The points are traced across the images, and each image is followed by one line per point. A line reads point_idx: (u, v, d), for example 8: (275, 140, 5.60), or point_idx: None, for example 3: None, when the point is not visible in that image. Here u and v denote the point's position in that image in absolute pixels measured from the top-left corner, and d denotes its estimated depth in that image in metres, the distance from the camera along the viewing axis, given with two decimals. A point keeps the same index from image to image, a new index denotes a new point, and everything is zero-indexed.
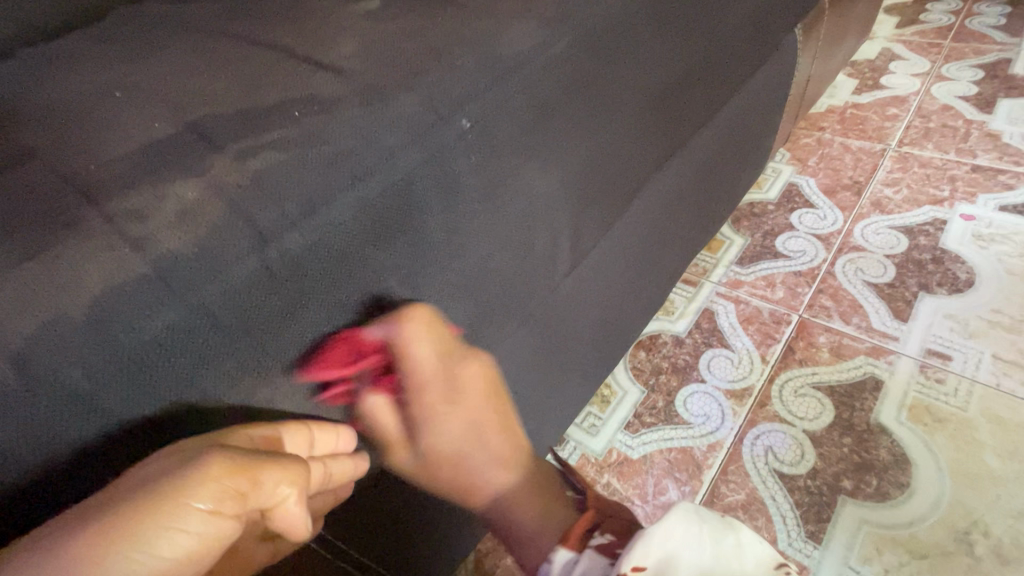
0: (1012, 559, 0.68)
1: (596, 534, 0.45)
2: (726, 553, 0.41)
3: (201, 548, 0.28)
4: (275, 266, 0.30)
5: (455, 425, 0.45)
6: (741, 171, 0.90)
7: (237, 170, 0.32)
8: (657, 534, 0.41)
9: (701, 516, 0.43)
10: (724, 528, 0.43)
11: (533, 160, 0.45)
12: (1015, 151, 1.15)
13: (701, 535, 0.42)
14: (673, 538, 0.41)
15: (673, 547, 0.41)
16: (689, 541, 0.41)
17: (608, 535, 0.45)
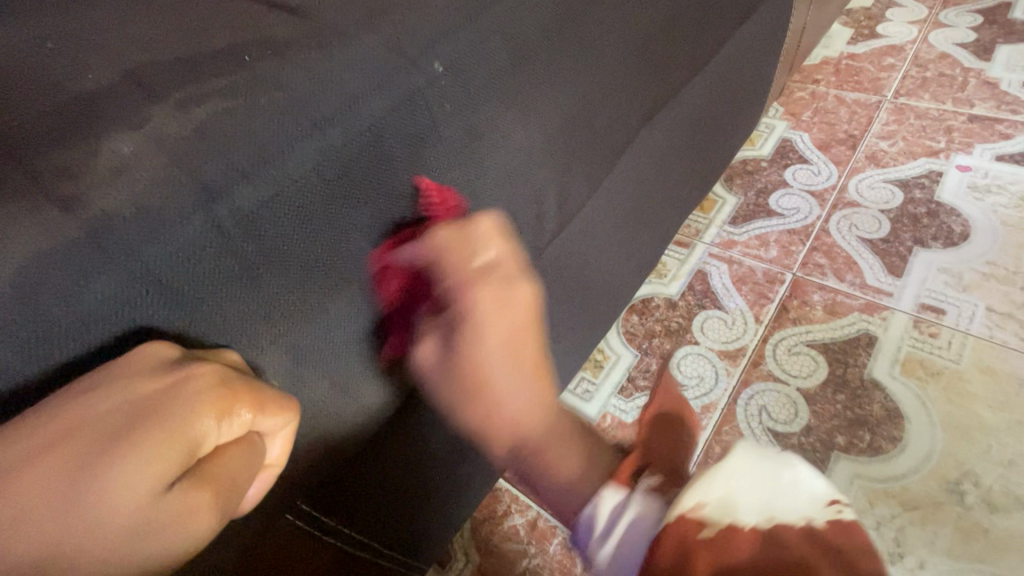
0: (1002, 506, 0.69)
1: (644, 478, 0.45)
2: (781, 488, 0.39)
3: (153, 490, 0.25)
4: (227, 224, 0.29)
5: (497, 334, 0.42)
6: (736, 124, 0.87)
7: (181, 120, 0.30)
8: (713, 477, 0.40)
9: (762, 454, 0.42)
10: (781, 464, 0.41)
11: (512, 107, 0.42)
12: (1013, 99, 1.12)
13: (763, 475, 0.40)
14: (732, 480, 0.40)
15: (730, 486, 0.39)
16: (745, 481, 0.40)
17: (653, 480, 0.45)
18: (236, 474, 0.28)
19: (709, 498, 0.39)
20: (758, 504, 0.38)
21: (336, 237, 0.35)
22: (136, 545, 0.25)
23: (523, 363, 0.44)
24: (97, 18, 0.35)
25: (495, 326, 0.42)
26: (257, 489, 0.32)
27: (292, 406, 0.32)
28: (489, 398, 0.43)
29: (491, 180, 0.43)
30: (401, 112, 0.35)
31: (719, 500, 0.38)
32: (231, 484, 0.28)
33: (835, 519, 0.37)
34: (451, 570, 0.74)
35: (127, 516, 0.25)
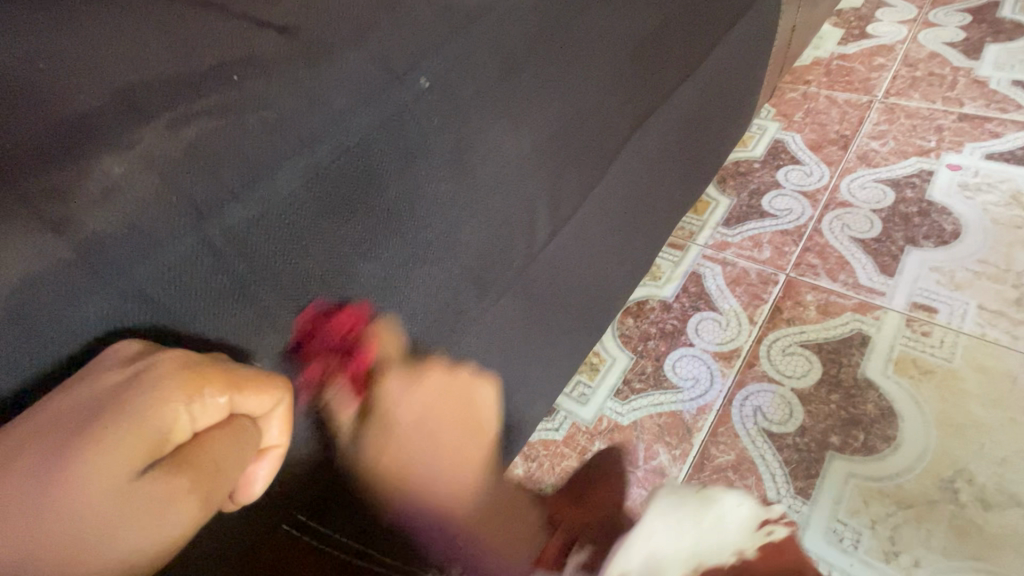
0: (995, 504, 0.70)
1: (574, 553, 0.46)
2: (705, 529, 0.42)
3: (126, 479, 0.25)
4: (217, 243, 0.30)
5: (416, 410, 0.45)
6: (727, 127, 0.88)
7: (171, 140, 0.30)
8: (636, 539, 0.41)
9: (680, 500, 0.45)
10: (702, 506, 0.44)
11: (500, 118, 0.43)
12: (1002, 98, 1.13)
13: (685, 522, 0.43)
14: (655, 536, 0.41)
15: (653, 543, 0.41)
16: (672, 528, 0.42)
17: (585, 552, 0.45)
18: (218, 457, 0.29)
19: (637, 557, 0.40)
20: (686, 550, 0.41)
21: (326, 252, 0.35)
22: (113, 536, 0.25)
23: (447, 446, 0.47)
24: (87, 37, 0.35)
25: (434, 415, 0.46)
26: (266, 468, 0.33)
27: (274, 382, 0.32)
28: (419, 480, 0.45)
29: (480, 190, 0.44)
30: (389, 128, 0.36)
31: (645, 562, 0.40)
32: (214, 466, 0.28)
33: (761, 546, 0.42)
34: None
35: (101, 506, 0.24)
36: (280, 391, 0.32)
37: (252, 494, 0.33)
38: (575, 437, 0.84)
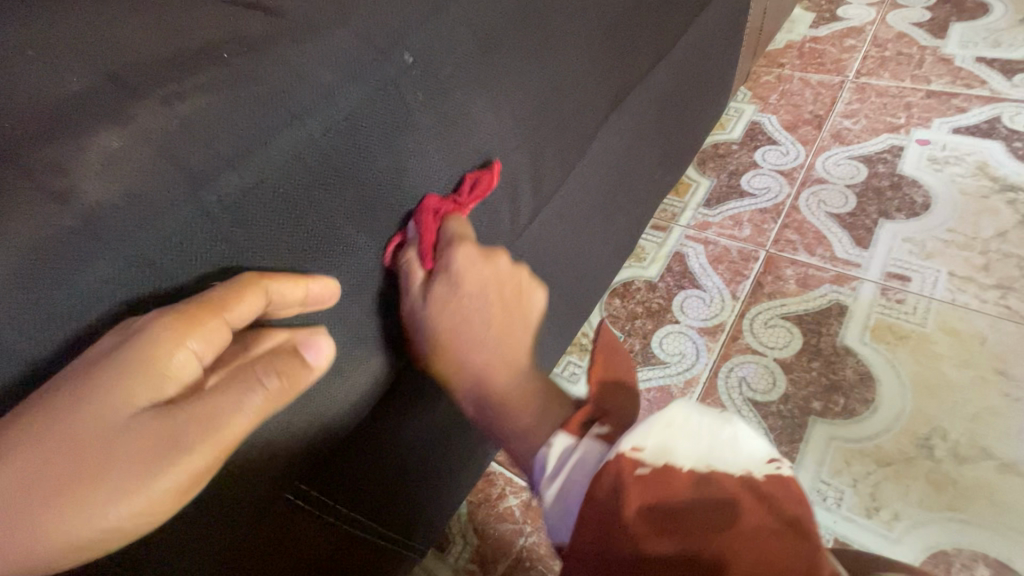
0: (968, 457, 0.73)
1: (596, 426, 0.47)
2: (721, 443, 0.41)
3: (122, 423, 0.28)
4: (214, 211, 0.31)
5: (473, 274, 0.46)
6: (703, 109, 0.90)
7: (166, 114, 0.31)
8: (656, 422, 0.43)
9: (702, 411, 0.44)
10: (721, 422, 0.43)
11: (481, 95, 0.44)
12: (967, 74, 1.17)
13: (701, 429, 0.43)
14: (672, 426, 0.43)
15: (669, 435, 0.42)
16: (688, 430, 0.42)
17: (606, 426, 0.47)
18: (221, 401, 0.30)
19: (650, 440, 0.41)
20: (697, 454, 0.41)
21: (320, 223, 0.36)
22: (111, 475, 0.27)
23: (506, 333, 0.50)
24: (74, 22, 0.36)
25: (472, 283, 0.47)
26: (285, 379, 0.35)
27: (260, 288, 0.32)
28: (456, 356, 0.48)
29: (465, 166, 0.45)
30: (375, 103, 0.37)
31: (659, 446, 0.41)
32: (217, 409, 0.30)
33: (771, 471, 0.40)
34: (449, 553, 0.76)
35: (98, 443, 0.27)
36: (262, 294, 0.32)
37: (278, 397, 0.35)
38: None
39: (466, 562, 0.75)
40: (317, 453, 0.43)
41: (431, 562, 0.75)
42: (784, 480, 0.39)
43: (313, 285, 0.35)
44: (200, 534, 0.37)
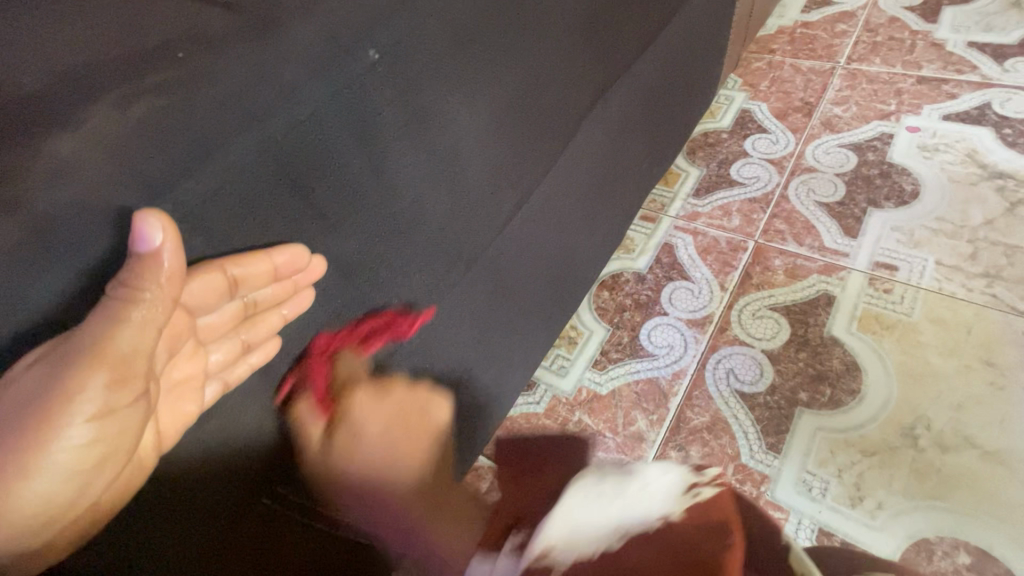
0: (951, 446, 0.74)
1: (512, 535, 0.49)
2: (631, 495, 0.47)
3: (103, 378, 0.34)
4: (174, 218, 0.31)
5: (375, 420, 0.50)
6: (690, 99, 0.89)
7: (118, 118, 0.30)
8: (557, 515, 0.46)
9: (600, 478, 0.49)
10: (622, 478, 0.49)
11: (454, 91, 0.44)
12: (959, 59, 1.15)
13: (603, 493, 0.47)
14: (573, 515, 0.46)
15: (572, 521, 0.45)
16: (585, 506, 0.46)
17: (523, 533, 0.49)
18: (97, 325, 0.31)
19: (556, 532, 0.45)
20: (611, 516, 0.45)
21: (288, 225, 0.36)
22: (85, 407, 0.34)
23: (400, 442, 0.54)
24: None
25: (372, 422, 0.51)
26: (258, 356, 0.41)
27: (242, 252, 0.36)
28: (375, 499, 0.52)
29: (440, 164, 0.45)
30: (340, 102, 0.36)
31: (566, 535, 0.44)
32: (91, 333, 0.31)
33: (688, 504, 0.45)
34: None
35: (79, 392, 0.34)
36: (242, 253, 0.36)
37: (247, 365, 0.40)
38: (555, 408, 0.86)
39: None
40: (284, 447, 0.43)
41: None
42: (702, 504, 0.45)
43: (276, 252, 0.36)
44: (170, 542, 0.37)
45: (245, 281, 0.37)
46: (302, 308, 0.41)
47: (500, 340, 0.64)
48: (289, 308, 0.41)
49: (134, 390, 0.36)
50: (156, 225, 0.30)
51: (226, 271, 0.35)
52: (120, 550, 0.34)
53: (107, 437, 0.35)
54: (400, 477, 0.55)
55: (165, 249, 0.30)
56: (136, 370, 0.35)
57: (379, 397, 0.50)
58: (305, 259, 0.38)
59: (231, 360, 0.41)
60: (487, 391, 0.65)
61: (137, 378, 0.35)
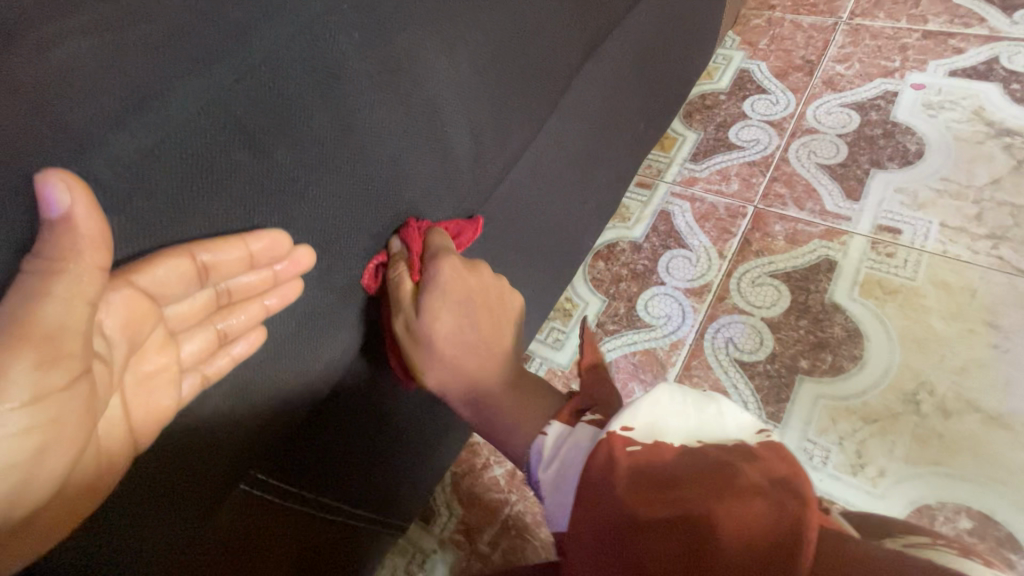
0: (954, 411, 0.73)
1: (587, 414, 0.46)
2: (708, 418, 0.40)
3: (65, 375, 0.31)
4: (109, 179, 0.27)
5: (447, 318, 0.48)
6: (686, 57, 0.84)
7: (40, 63, 0.27)
8: (641, 402, 0.41)
9: (684, 391, 0.42)
10: (706, 398, 0.42)
11: (430, 38, 0.40)
12: (966, 12, 1.10)
13: (686, 404, 0.41)
14: (657, 406, 0.41)
15: (654, 415, 0.40)
16: (675, 412, 0.41)
17: (597, 415, 0.45)
18: (17, 299, 0.27)
19: (639, 418, 0.40)
20: (686, 429, 0.39)
21: (247, 187, 0.33)
22: (51, 403, 0.31)
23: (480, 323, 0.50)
24: None
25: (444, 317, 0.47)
26: (242, 348, 0.39)
27: (234, 241, 0.33)
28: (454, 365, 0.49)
29: (420, 119, 0.41)
30: (300, 44, 0.32)
31: (646, 426, 0.40)
32: (13, 309, 0.27)
33: (763, 441, 0.38)
34: (435, 525, 0.74)
35: (36, 382, 0.30)
36: (237, 243, 0.33)
37: (231, 358, 0.38)
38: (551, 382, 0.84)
39: (453, 532, 0.73)
40: (258, 442, 0.39)
41: (417, 534, 0.74)
42: (775, 446, 0.37)
43: (251, 237, 0.34)
44: (141, 542, 0.35)
45: (216, 268, 0.36)
46: (286, 301, 0.40)
47: None
48: (273, 298, 0.39)
49: (71, 369, 0.31)
50: (66, 187, 0.26)
51: (194, 255, 0.33)
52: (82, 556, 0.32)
53: (43, 426, 0.31)
54: (489, 362, 0.50)
55: (77, 210, 0.26)
56: (70, 347, 0.30)
57: (471, 273, 0.48)
58: (287, 247, 0.36)
59: (208, 353, 0.41)
60: None
61: (72, 357, 0.31)
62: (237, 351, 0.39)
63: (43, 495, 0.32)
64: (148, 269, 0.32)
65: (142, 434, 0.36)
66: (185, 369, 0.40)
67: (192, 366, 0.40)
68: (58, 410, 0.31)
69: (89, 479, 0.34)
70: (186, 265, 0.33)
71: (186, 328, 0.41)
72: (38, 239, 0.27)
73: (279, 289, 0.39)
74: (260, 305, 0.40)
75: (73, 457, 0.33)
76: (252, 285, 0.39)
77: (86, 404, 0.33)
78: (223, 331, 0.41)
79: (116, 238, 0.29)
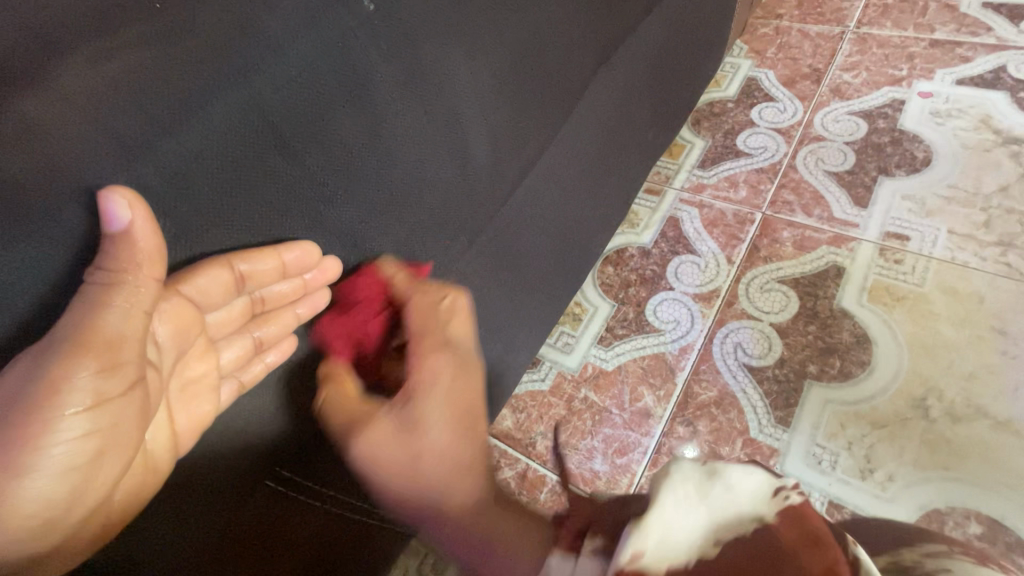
0: (963, 417, 0.73)
1: (587, 540, 0.41)
2: (718, 504, 0.37)
3: (123, 382, 0.34)
4: (154, 182, 0.29)
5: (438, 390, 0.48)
6: (697, 67, 0.86)
7: (89, 74, 0.28)
8: (649, 521, 0.36)
9: (683, 477, 0.39)
10: (708, 481, 0.38)
11: (454, 51, 0.41)
12: (973, 21, 1.11)
13: (691, 498, 0.37)
14: (667, 514, 0.37)
15: (664, 527, 0.36)
16: (681, 509, 0.37)
17: (598, 538, 0.40)
18: (80, 309, 0.30)
19: (652, 539, 0.36)
20: (703, 525, 0.36)
21: (279, 193, 0.34)
22: (108, 407, 0.33)
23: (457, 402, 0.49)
24: None
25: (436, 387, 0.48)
26: (274, 356, 0.42)
27: (270, 251, 0.35)
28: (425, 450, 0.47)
29: (441, 127, 0.42)
30: (332, 58, 0.34)
31: (660, 543, 0.35)
32: (76, 320, 0.30)
33: (782, 507, 0.36)
34: None
35: (100, 386, 0.32)
36: (274, 255, 0.35)
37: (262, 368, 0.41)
38: (561, 385, 0.85)
39: None
40: (284, 437, 0.42)
41: None
42: (795, 514, 0.36)
43: (284, 249, 0.36)
44: (180, 532, 0.36)
45: (252, 278, 0.37)
46: (315, 310, 0.43)
47: (505, 317, 0.62)
48: (304, 307, 0.42)
49: (126, 377, 0.34)
50: (126, 205, 0.29)
51: (233, 266, 0.35)
52: (132, 545, 0.34)
53: (102, 428, 0.33)
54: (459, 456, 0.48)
55: (137, 224, 0.29)
56: (126, 355, 0.33)
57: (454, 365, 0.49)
58: (317, 257, 0.38)
59: (244, 359, 0.42)
60: (494, 370, 0.63)
61: (128, 365, 0.33)
62: (269, 360, 0.41)
63: (96, 497, 0.34)
64: (191, 279, 0.34)
65: (184, 436, 0.38)
66: (223, 376, 0.41)
67: (229, 372, 0.42)
68: (116, 413, 0.34)
69: (136, 481, 0.35)
70: (224, 275, 0.35)
71: (225, 336, 0.43)
72: (99, 250, 0.29)
73: (310, 297, 0.42)
74: (291, 314, 0.42)
75: (125, 461, 0.35)
76: (283, 295, 0.41)
77: (139, 410, 0.35)
78: (259, 338, 0.42)
79: (167, 254, 0.31)
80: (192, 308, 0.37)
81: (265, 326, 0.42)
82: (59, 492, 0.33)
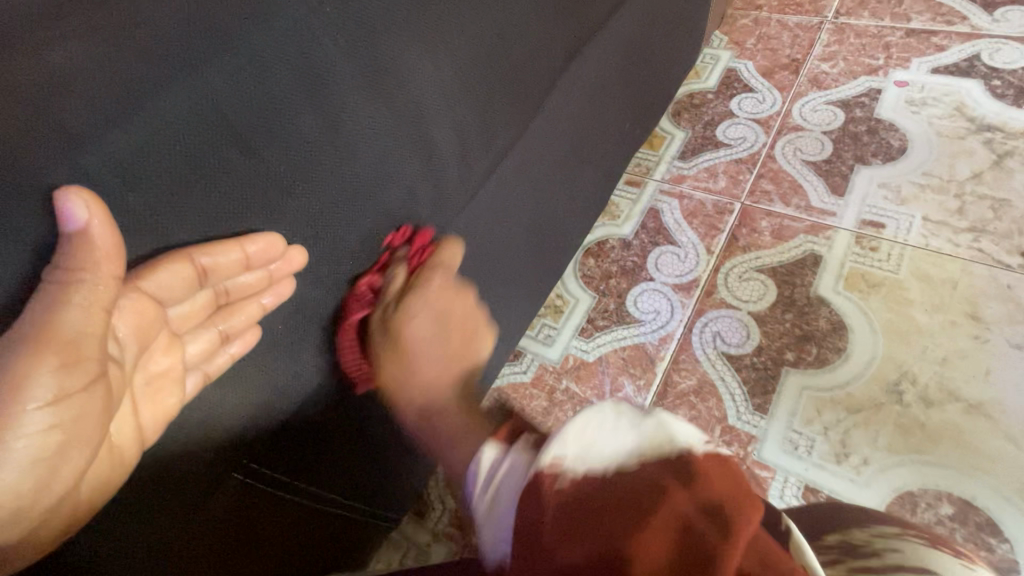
0: (936, 401, 0.74)
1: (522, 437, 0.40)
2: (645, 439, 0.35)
3: (83, 377, 0.34)
4: (101, 176, 0.29)
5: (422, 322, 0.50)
6: (672, 58, 0.87)
7: (32, 62, 0.29)
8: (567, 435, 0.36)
9: (614, 413, 0.37)
10: (642, 420, 0.37)
11: (414, 41, 0.41)
12: (948, 10, 1.12)
13: (615, 430, 0.36)
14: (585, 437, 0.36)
15: (584, 444, 0.35)
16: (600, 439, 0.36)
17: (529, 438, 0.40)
18: (42, 305, 0.30)
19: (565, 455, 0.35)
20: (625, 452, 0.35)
21: (234, 185, 0.34)
22: (70, 403, 0.34)
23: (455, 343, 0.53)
24: None
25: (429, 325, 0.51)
26: (236, 348, 0.40)
27: (235, 245, 0.35)
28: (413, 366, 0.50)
29: (402, 116, 0.42)
30: (287, 49, 0.34)
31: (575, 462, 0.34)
32: (38, 315, 0.30)
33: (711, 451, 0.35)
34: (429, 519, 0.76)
35: (59, 383, 0.32)
36: (237, 247, 0.35)
37: (224, 360, 0.39)
38: (543, 377, 0.85)
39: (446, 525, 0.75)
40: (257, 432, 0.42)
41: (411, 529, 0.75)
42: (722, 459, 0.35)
43: (248, 241, 0.36)
44: (148, 529, 0.37)
45: (216, 271, 0.37)
46: (282, 298, 0.41)
47: (479, 309, 0.62)
48: (270, 297, 0.41)
49: (88, 371, 0.34)
50: (82, 205, 0.28)
51: (194, 260, 0.34)
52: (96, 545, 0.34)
53: (65, 422, 0.34)
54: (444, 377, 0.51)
55: (93, 225, 0.29)
56: (88, 351, 0.33)
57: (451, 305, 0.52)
58: (281, 248, 0.38)
59: (209, 351, 0.40)
60: None
61: (89, 361, 0.33)
62: (234, 351, 0.40)
63: (58, 493, 0.34)
64: (153, 274, 0.34)
65: (151, 431, 0.37)
66: (188, 369, 0.40)
67: (195, 365, 0.40)
68: (79, 408, 0.34)
69: (101, 479, 0.35)
70: (186, 270, 0.34)
71: (190, 328, 0.42)
72: (57, 247, 0.29)
73: (278, 286, 0.40)
74: (257, 305, 0.41)
75: (90, 456, 0.35)
76: (249, 285, 0.39)
77: (103, 404, 0.35)
78: (225, 331, 0.41)
79: (125, 246, 0.31)
80: (154, 300, 0.37)
81: (234, 318, 0.41)
82: (25, 487, 0.33)
